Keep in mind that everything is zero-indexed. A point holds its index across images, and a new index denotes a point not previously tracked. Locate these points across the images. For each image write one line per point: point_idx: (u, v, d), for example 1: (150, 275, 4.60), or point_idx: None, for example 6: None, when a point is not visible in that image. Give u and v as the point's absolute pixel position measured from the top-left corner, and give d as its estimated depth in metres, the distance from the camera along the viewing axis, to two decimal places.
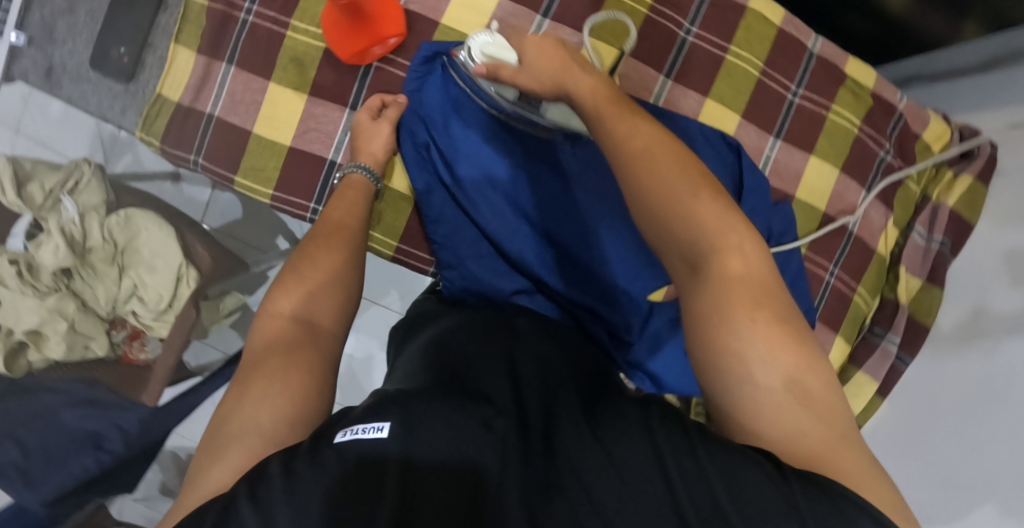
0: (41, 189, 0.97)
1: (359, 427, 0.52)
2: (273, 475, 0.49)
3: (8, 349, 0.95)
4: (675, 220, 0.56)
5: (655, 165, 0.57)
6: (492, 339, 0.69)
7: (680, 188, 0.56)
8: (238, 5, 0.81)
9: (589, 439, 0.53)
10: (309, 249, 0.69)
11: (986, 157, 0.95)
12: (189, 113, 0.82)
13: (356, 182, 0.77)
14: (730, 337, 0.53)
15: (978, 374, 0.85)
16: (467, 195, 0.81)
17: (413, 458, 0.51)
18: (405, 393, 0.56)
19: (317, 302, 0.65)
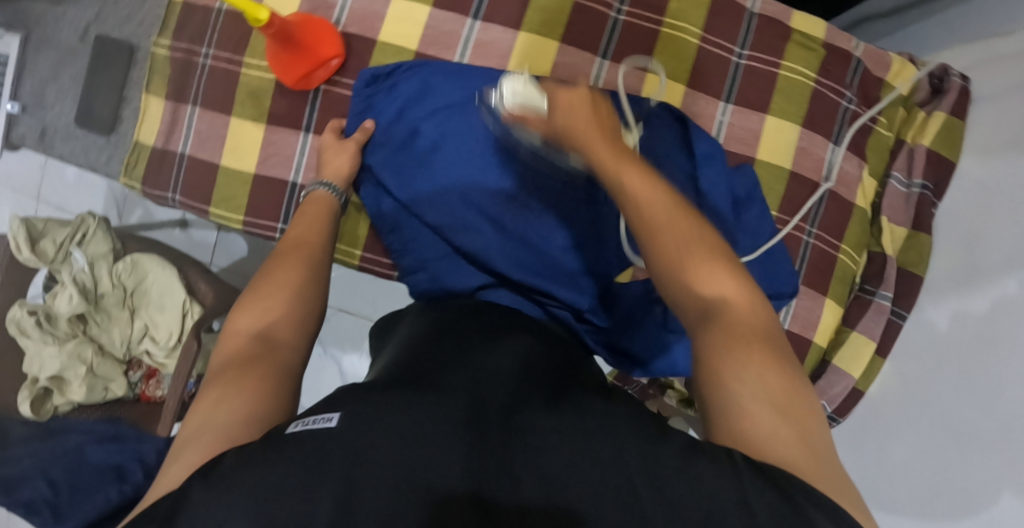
0: (53, 243, 1.04)
1: (309, 419, 0.53)
2: (226, 464, 0.50)
3: (35, 396, 1.03)
4: (683, 272, 0.57)
5: (675, 230, 0.58)
6: (459, 335, 0.70)
7: (688, 244, 0.58)
8: (196, 51, 0.88)
9: (543, 423, 0.54)
10: (270, 269, 0.69)
11: (959, 90, 0.92)
12: (163, 155, 0.89)
13: (319, 198, 0.79)
14: (725, 356, 0.54)
15: (979, 315, 0.81)
16: (418, 201, 0.84)
17: (360, 443, 0.51)
18: (359, 389, 0.57)
19: (277, 316, 0.65)
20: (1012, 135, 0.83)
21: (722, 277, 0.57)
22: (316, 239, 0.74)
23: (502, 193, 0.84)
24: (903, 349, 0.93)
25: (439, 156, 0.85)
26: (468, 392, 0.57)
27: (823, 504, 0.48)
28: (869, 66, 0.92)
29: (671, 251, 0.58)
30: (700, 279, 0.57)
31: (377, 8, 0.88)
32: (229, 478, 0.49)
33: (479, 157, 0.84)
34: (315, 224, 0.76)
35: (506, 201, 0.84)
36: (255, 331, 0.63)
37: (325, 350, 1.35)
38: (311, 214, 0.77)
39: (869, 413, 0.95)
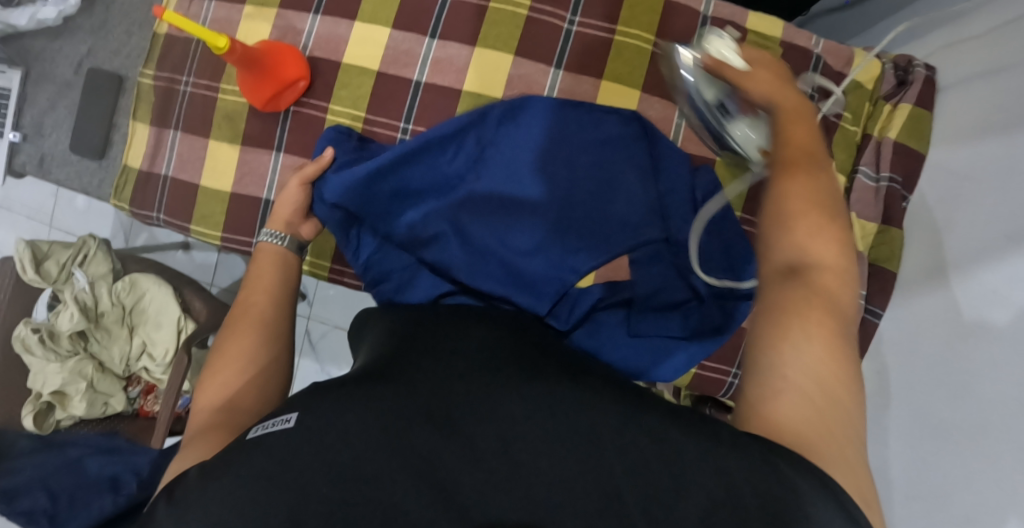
0: (57, 264, 1.12)
1: (270, 422, 0.56)
2: (190, 481, 0.54)
3: (38, 411, 1.10)
4: (801, 232, 0.59)
5: (810, 184, 0.61)
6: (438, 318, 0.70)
7: (818, 209, 0.60)
8: (178, 79, 0.94)
9: (500, 401, 0.55)
10: (224, 342, 0.74)
11: (923, 81, 0.91)
12: (148, 177, 0.94)
13: (266, 249, 0.83)
14: (786, 325, 0.57)
15: (949, 306, 0.81)
16: (391, 222, 0.86)
17: (318, 441, 0.53)
18: (321, 384, 0.58)
19: (237, 385, 0.70)
20: (977, 124, 0.83)
21: (826, 239, 0.59)
22: (271, 297, 0.79)
23: (478, 205, 0.86)
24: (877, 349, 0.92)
25: (414, 172, 0.88)
26: (436, 381, 0.57)
27: (799, 464, 0.51)
28: (830, 62, 0.93)
29: (790, 200, 0.60)
30: (813, 241, 0.59)
31: (341, 32, 0.93)
32: (191, 492, 0.52)
33: (457, 172, 0.88)
34: (273, 281, 0.81)
35: (481, 210, 0.85)
36: (218, 402, 0.69)
37: (322, 368, 1.38)
38: (268, 272, 0.81)
39: None
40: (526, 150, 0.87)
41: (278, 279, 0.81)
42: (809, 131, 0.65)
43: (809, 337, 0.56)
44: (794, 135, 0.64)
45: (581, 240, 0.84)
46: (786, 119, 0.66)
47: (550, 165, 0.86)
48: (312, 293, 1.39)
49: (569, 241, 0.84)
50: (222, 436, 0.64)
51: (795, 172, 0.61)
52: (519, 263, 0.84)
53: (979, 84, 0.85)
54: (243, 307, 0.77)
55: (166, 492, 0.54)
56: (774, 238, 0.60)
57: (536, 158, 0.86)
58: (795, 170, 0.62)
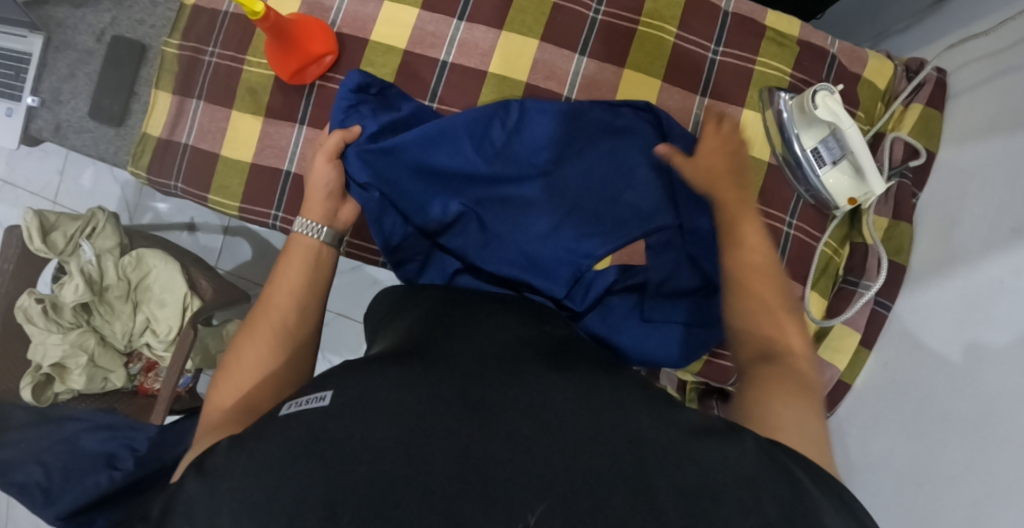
0: (63, 236, 1.09)
1: (302, 400, 0.55)
2: (218, 454, 0.52)
3: (37, 383, 1.07)
4: (761, 325, 0.65)
5: (755, 289, 0.66)
6: (464, 306, 0.70)
7: (771, 301, 0.66)
8: (203, 49, 0.94)
9: (534, 386, 0.55)
10: (239, 343, 0.69)
11: (935, 82, 0.94)
12: (168, 146, 0.94)
13: (299, 242, 0.78)
14: (767, 379, 0.61)
15: (958, 294, 0.83)
16: (422, 209, 0.86)
17: (350, 414, 0.52)
18: (356, 361, 0.58)
19: (249, 386, 0.66)
20: (986, 124, 0.86)
21: (784, 327, 0.64)
22: (296, 295, 0.73)
23: (499, 196, 0.87)
24: (887, 340, 0.93)
25: (438, 161, 0.86)
26: (472, 365, 0.57)
27: (807, 465, 0.52)
28: (845, 62, 0.96)
29: (750, 303, 0.66)
30: (772, 332, 0.64)
31: (369, 11, 0.94)
32: (222, 463, 0.51)
33: (478, 160, 0.87)
34: (297, 276, 0.74)
35: (500, 198, 0.86)
36: (230, 403, 0.65)
37: (323, 355, 1.36)
38: (295, 266, 0.75)
39: (855, 407, 0.94)
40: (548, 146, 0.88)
41: (303, 275, 0.75)
42: (755, 238, 0.70)
43: (785, 408, 0.59)
44: (744, 239, 0.70)
45: (593, 226, 0.85)
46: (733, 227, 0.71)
47: (570, 164, 0.87)
48: None
49: (581, 225, 0.85)
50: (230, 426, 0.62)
51: (743, 283, 0.67)
52: (535, 250, 0.84)
53: (987, 86, 0.87)
54: (264, 308, 0.71)
55: (193, 466, 0.52)
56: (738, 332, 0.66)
57: (557, 153, 0.88)
58: (752, 279, 0.67)
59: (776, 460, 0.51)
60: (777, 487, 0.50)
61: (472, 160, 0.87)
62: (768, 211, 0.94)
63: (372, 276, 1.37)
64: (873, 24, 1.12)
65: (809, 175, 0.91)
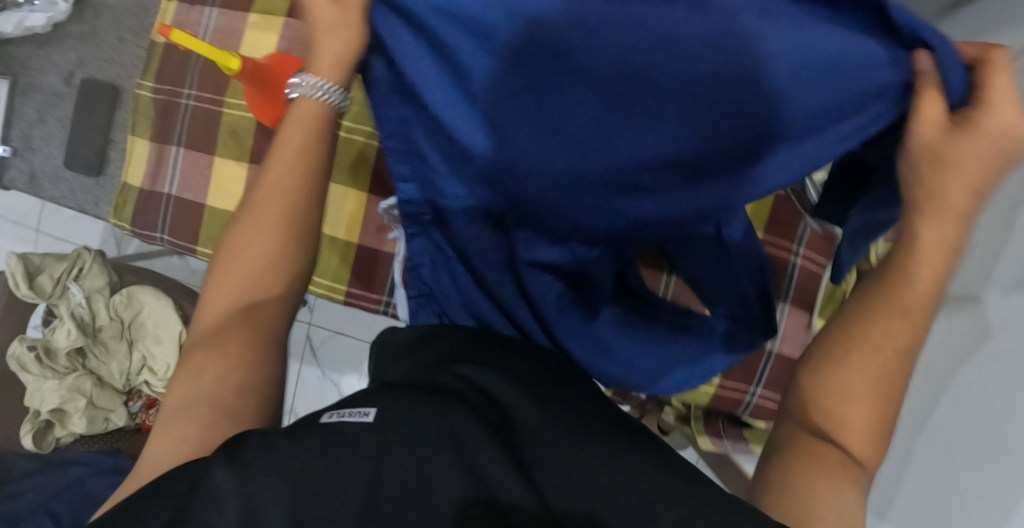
0: (51, 278, 1.09)
1: (345, 410, 0.48)
2: (250, 443, 0.44)
3: (37, 429, 1.07)
4: (829, 395, 0.56)
5: (867, 359, 0.55)
6: (498, 338, 0.63)
7: (879, 390, 0.55)
8: (179, 91, 0.89)
9: (573, 457, 0.48)
10: (247, 216, 0.59)
11: None
12: (150, 196, 0.90)
13: (305, 112, 0.59)
14: (814, 451, 0.54)
15: (966, 325, 0.81)
16: (438, 189, 0.69)
17: (391, 442, 0.45)
18: (402, 385, 0.52)
19: (252, 282, 0.58)
20: None
21: (864, 424, 0.54)
22: (307, 173, 0.59)
23: (545, 169, 0.59)
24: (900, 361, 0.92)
25: (461, 111, 0.60)
26: (519, 406, 0.52)
27: None
28: None
29: (850, 358, 0.56)
30: (843, 411, 0.55)
31: None
32: (253, 453, 0.44)
33: (514, 108, 0.58)
34: (296, 178, 0.59)
35: (538, 168, 0.59)
36: (230, 301, 0.57)
37: (323, 373, 1.34)
38: (297, 138, 0.59)
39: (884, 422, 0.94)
40: (642, 60, 0.54)
41: (310, 155, 0.59)
42: (902, 323, 0.55)
43: (821, 481, 0.51)
44: (892, 325, 0.55)
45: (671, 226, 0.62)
46: (904, 283, 0.55)
47: (628, 126, 0.56)
48: (312, 299, 1.34)
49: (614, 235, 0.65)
50: (244, 334, 0.55)
51: (858, 359, 0.56)
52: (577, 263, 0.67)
53: None
54: (269, 186, 0.59)
55: (222, 450, 0.44)
56: (804, 386, 0.58)
57: (680, 36, 0.53)
58: (878, 352, 0.55)
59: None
60: None
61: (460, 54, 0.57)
62: (774, 242, 0.92)
63: None
64: None
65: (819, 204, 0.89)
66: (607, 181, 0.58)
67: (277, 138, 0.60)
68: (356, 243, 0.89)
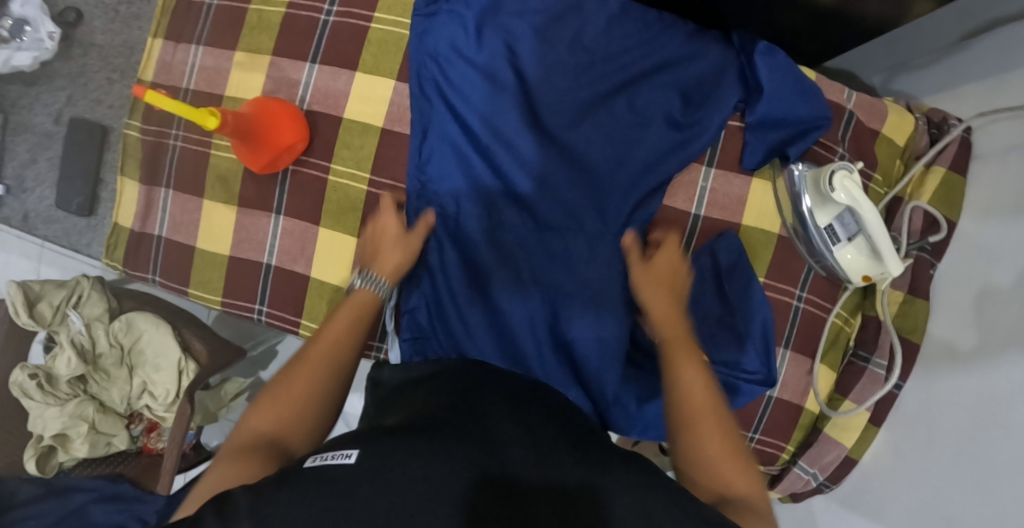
0: (50, 306, 1.08)
1: (328, 455, 0.58)
2: (236, 500, 0.54)
3: (40, 454, 1.08)
4: (686, 427, 0.67)
5: (695, 391, 0.69)
6: (475, 382, 0.71)
7: (720, 417, 0.68)
8: (166, 133, 0.88)
9: (531, 477, 0.57)
10: (288, 373, 0.71)
11: (960, 142, 0.86)
12: (141, 238, 0.89)
13: (361, 296, 0.76)
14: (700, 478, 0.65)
15: (974, 390, 0.79)
16: (449, 189, 0.86)
17: (372, 476, 0.55)
18: (380, 431, 0.61)
19: (288, 413, 0.68)
20: (1006, 199, 0.80)
21: (727, 449, 0.66)
22: (348, 342, 0.74)
23: (578, 153, 0.86)
24: (896, 419, 0.89)
25: (478, 118, 0.85)
26: (483, 435, 0.60)
27: None
28: (862, 118, 0.88)
29: (691, 398, 0.69)
30: (701, 438, 0.66)
31: (340, 85, 0.86)
32: (240, 510, 0.53)
33: (544, 115, 0.86)
34: (345, 337, 0.74)
35: (559, 160, 0.85)
36: (264, 427, 0.67)
37: None
38: (346, 316, 0.75)
39: (864, 484, 0.91)
40: (666, 78, 0.87)
41: (357, 321, 0.75)
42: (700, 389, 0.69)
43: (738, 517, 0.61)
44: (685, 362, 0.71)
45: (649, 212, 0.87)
46: (679, 375, 0.70)
47: (633, 114, 0.87)
48: None
49: (603, 263, 0.85)
50: (255, 463, 0.63)
51: (698, 430, 0.67)
52: (579, 266, 0.85)
53: (1015, 155, 0.80)
54: (307, 349, 0.73)
55: (211, 505, 0.53)
56: (673, 434, 0.68)
57: (678, 62, 0.87)
58: (703, 417, 0.67)
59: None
60: None
61: (494, 77, 0.85)
62: (776, 286, 0.89)
63: None
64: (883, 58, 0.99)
65: (821, 247, 0.86)
66: (628, 151, 0.86)
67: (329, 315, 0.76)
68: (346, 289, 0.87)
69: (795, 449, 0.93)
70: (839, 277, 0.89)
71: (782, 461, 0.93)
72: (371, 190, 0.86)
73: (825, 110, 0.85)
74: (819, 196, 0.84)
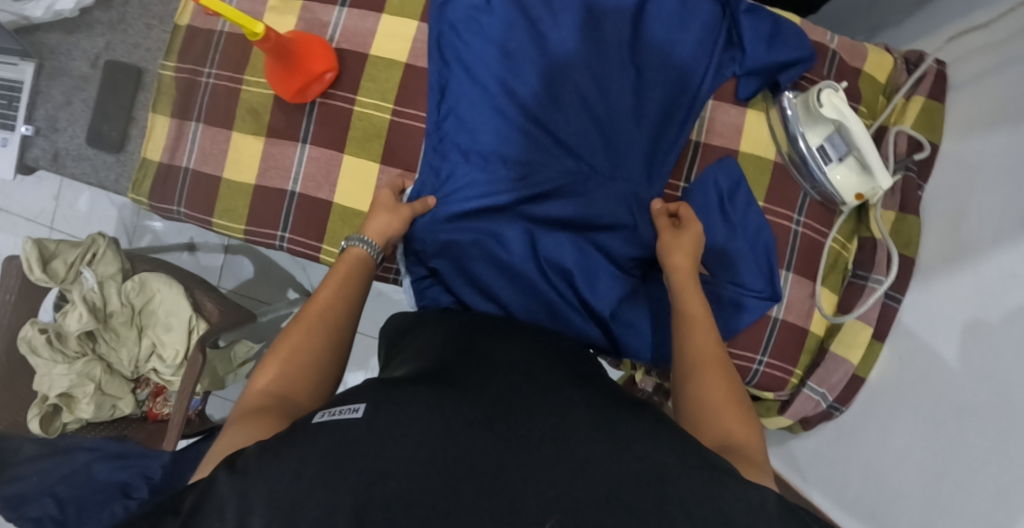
0: (64, 264, 1.09)
1: (336, 410, 0.59)
2: (249, 456, 0.55)
3: (43, 414, 1.06)
4: (683, 373, 0.71)
5: (699, 339, 0.72)
6: (478, 340, 0.73)
7: (718, 356, 0.71)
8: (200, 71, 0.93)
9: (540, 414, 0.58)
10: (290, 332, 0.71)
11: (935, 74, 0.95)
12: (169, 170, 0.93)
13: (353, 255, 0.78)
14: (700, 404, 0.68)
15: (969, 283, 0.83)
16: (470, 145, 0.88)
17: (383, 424, 0.56)
18: (387, 384, 0.62)
19: (295, 374, 0.68)
20: (983, 117, 0.87)
21: (725, 383, 0.69)
22: (348, 302, 0.75)
23: (586, 113, 0.89)
24: (899, 332, 0.93)
25: (494, 79, 0.88)
26: (489, 386, 0.62)
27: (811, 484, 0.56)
28: (846, 58, 0.97)
29: (695, 345, 0.72)
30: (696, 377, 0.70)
31: (368, 25, 0.93)
32: (255, 465, 0.54)
33: (554, 74, 0.88)
34: (339, 297, 0.74)
35: (570, 116, 0.88)
36: (273, 389, 0.67)
37: None
38: (343, 278, 0.76)
39: (872, 402, 0.94)
40: (666, 35, 0.91)
41: (355, 285, 0.76)
42: (706, 336, 0.73)
43: (739, 436, 0.65)
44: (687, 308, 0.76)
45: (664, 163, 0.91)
46: (692, 332, 0.73)
47: (643, 80, 0.90)
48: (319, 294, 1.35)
49: (608, 212, 0.88)
50: (269, 423, 0.63)
51: (705, 379, 0.69)
52: (590, 211, 0.87)
53: (987, 77, 0.88)
54: (305, 312, 0.73)
55: (224, 464, 0.55)
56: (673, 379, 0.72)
57: (678, 21, 0.91)
58: (709, 366, 0.70)
59: (793, 507, 0.55)
60: (737, 490, 0.55)
61: (509, 43, 0.88)
62: (776, 209, 0.94)
63: (375, 288, 1.34)
64: (868, 16, 1.12)
65: (815, 170, 0.92)
66: (630, 99, 0.90)
67: (324, 280, 0.76)
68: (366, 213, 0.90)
69: (803, 373, 0.96)
70: (833, 200, 0.94)
71: (790, 385, 0.96)
72: (394, 118, 0.91)
73: (809, 48, 0.92)
74: (812, 121, 0.91)
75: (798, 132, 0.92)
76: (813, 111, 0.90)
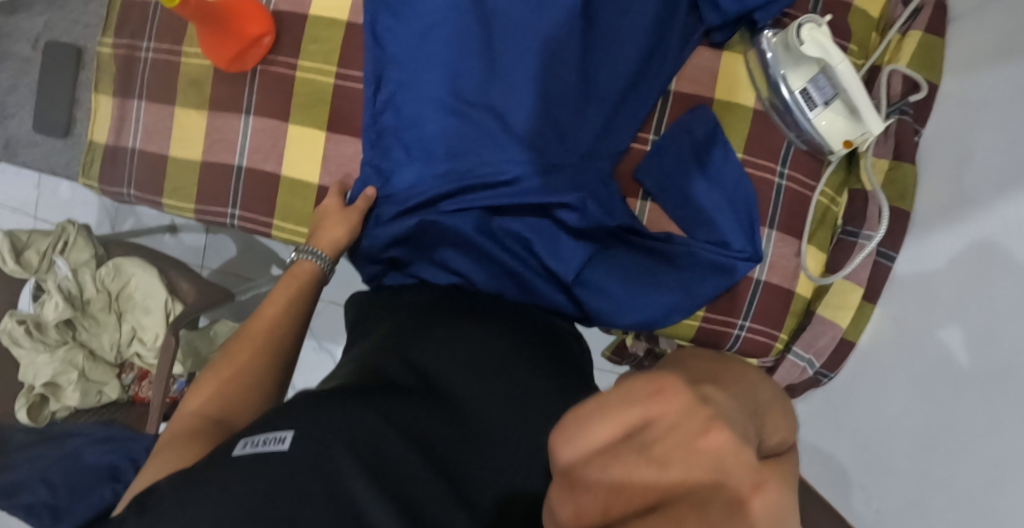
0: (37, 253, 1.09)
1: (260, 439, 0.54)
2: (162, 497, 0.53)
3: (32, 404, 1.08)
4: None
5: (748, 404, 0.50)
6: (426, 330, 0.68)
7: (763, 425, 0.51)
8: (138, 45, 0.89)
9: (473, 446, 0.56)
10: (231, 349, 0.71)
11: (934, 4, 0.85)
12: (116, 152, 0.90)
13: (303, 268, 0.80)
14: None
15: (968, 237, 0.75)
16: (416, 117, 0.82)
17: (309, 463, 0.52)
18: (318, 398, 0.57)
19: (231, 392, 0.67)
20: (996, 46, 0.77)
21: None
22: (291, 317, 0.75)
23: (536, 82, 0.81)
24: (894, 290, 0.86)
25: (441, 40, 0.81)
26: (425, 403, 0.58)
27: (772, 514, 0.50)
28: None
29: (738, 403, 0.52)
30: None
31: None
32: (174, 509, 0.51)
33: (501, 43, 0.81)
34: (286, 312, 0.75)
35: (522, 83, 0.80)
36: (206, 410, 0.66)
37: (320, 344, 1.32)
38: (287, 292, 0.77)
39: (864, 365, 0.87)
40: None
41: (298, 299, 0.77)
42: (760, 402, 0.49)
43: None
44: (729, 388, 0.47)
45: (628, 122, 0.84)
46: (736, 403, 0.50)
47: (601, 39, 0.83)
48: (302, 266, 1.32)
49: (564, 182, 0.80)
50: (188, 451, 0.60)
51: None
52: (544, 182, 0.80)
53: (991, 5, 0.79)
54: (248, 329, 0.73)
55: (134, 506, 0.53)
56: None
57: None
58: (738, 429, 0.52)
59: None
60: None
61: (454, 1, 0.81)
62: (757, 161, 0.86)
63: None
64: None
65: (799, 118, 0.84)
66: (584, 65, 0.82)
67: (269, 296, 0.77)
68: (317, 184, 0.86)
69: (788, 338, 0.89)
70: (821, 149, 0.86)
71: (775, 350, 0.89)
72: (338, 83, 0.86)
73: None
74: (793, 62, 0.83)
75: (779, 75, 0.84)
76: (794, 52, 0.81)
